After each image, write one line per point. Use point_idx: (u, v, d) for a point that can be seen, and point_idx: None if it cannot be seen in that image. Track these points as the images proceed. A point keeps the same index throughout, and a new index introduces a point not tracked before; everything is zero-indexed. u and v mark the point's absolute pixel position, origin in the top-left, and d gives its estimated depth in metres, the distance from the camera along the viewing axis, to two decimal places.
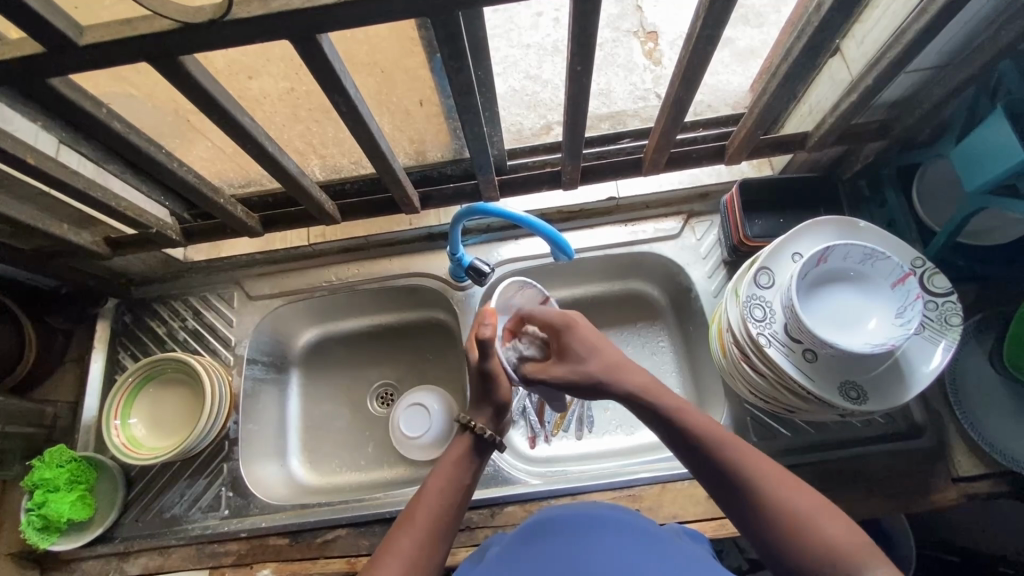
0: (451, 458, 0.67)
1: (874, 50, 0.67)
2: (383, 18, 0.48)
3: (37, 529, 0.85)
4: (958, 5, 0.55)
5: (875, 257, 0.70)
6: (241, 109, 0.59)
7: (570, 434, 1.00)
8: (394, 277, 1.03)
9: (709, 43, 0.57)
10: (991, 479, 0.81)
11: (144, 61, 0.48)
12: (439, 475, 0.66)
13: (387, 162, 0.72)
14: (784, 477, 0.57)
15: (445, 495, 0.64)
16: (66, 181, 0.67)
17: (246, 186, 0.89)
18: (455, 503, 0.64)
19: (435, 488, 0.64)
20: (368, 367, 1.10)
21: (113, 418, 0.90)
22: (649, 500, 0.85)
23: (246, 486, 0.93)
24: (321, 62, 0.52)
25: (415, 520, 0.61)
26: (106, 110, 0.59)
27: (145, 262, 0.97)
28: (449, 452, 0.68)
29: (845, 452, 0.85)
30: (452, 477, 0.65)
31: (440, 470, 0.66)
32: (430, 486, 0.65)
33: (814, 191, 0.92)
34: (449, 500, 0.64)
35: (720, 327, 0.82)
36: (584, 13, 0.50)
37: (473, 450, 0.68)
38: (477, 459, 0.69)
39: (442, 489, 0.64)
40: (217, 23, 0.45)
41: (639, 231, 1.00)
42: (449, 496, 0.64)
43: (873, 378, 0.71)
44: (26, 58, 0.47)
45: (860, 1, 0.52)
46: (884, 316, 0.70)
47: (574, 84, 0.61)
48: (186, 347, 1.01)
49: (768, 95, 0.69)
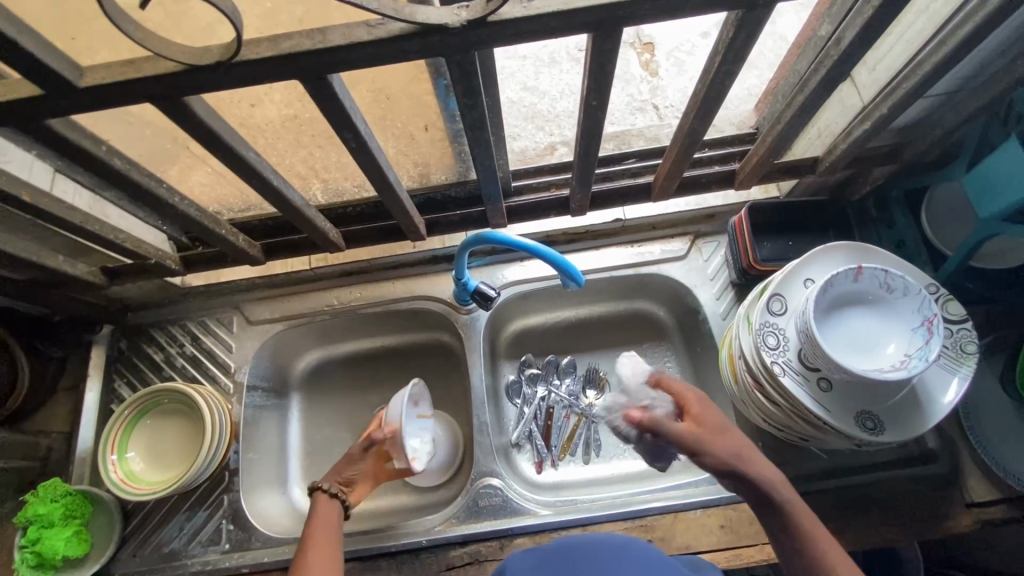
0: (325, 515, 0.78)
1: (887, 78, 0.67)
2: (396, 59, 0.46)
3: (31, 567, 0.82)
4: (978, 39, 0.54)
5: (906, 283, 0.68)
6: (246, 145, 0.57)
7: (577, 458, 0.98)
8: (397, 301, 1.01)
9: (727, 76, 0.55)
10: (1005, 505, 0.80)
11: (147, 103, 0.47)
12: (321, 517, 0.77)
13: (394, 193, 0.70)
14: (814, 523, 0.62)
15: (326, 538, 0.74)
16: (62, 216, 0.65)
17: (246, 211, 0.85)
18: (333, 542, 0.73)
19: (320, 533, 0.74)
20: (371, 391, 1.08)
21: (109, 453, 0.87)
22: (661, 530, 0.83)
23: (248, 520, 0.91)
24: (330, 100, 0.50)
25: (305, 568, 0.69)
26: (107, 146, 0.56)
27: (142, 288, 0.95)
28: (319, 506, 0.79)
29: (858, 479, 0.84)
30: (328, 523, 0.76)
31: (321, 519, 0.77)
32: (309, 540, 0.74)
33: (823, 213, 0.91)
34: (337, 535, 0.75)
35: (731, 352, 0.82)
36: (602, 52, 0.49)
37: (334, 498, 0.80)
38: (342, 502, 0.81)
39: (326, 512, 0.78)
40: (224, 64, 0.43)
41: (646, 252, 0.99)
42: (327, 541, 0.73)
43: (889, 408, 0.70)
44: (24, 101, 0.45)
45: (882, 35, 0.51)
46: (904, 341, 0.68)
47: (587, 117, 0.59)
48: (184, 374, 0.99)
49: (782, 124, 0.67)
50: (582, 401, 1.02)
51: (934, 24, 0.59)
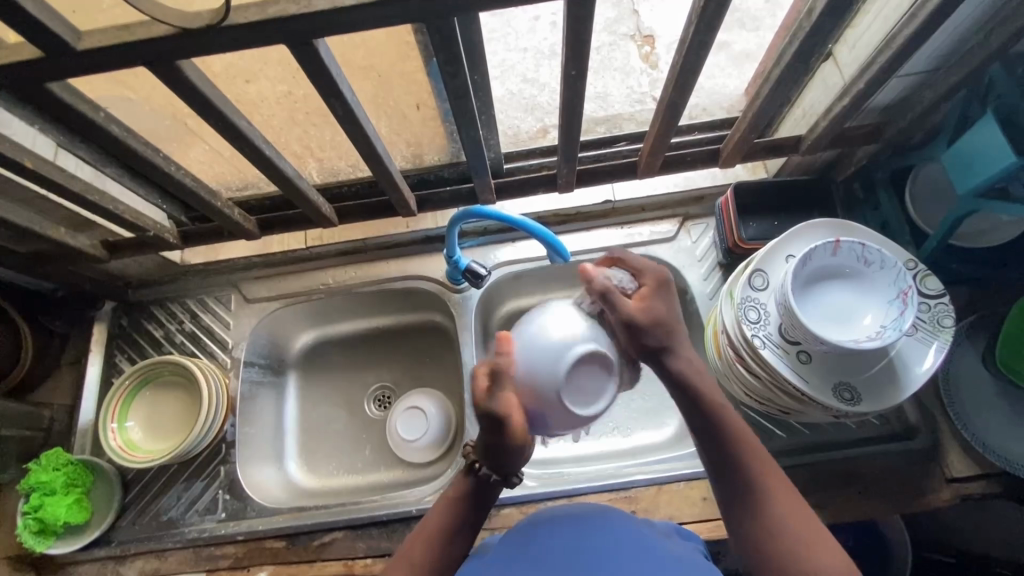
0: (450, 503, 0.66)
1: (866, 55, 0.68)
2: (377, 25, 0.48)
3: (34, 532, 0.86)
4: (946, 10, 0.55)
5: (882, 257, 0.70)
6: (238, 113, 0.59)
7: (567, 436, 1.00)
8: (391, 280, 1.03)
9: (702, 47, 0.57)
10: (985, 480, 0.82)
11: (142, 67, 0.49)
12: (443, 508, 0.66)
13: (384, 167, 0.72)
14: (786, 487, 0.60)
15: (436, 540, 0.64)
16: (63, 184, 0.67)
17: (242, 190, 0.91)
18: (450, 541, 0.64)
19: (433, 527, 0.65)
20: (365, 370, 1.10)
21: (109, 421, 0.90)
22: (646, 502, 0.85)
23: (243, 489, 0.93)
24: (316, 67, 0.52)
25: (414, 556, 0.63)
26: (106, 114, 0.59)
27: (142, 264, 0.97)
28: (450, 492, 0.67)
29: (839, 454, 0.85)
30: (446, 519, 0.65)
31: (436, 516, 0.66)
32: (429, 517, 0.66)
33: (807, 196, 0.93)
34: (441, 547, 0.63)
35: (715, 328, 0.83)
36: (577, 19, 0.51)
37: (473, 491, 0.67)
38: (477, 499, 0.67)
39: (439, 515, 0.65)
40: (214, 28, 0.45)
41: (636, 234, 1.00)
42: (443, 536, 0.64)
43: (867, 380, 0.71)
44: (26, 63, 0.47)
45: (850, 5, 0.53)
46: (880, 313, 0.69)
47: (568, 89, 0.61)
48: (183, 350, 1.01)
49: (761, 100, 0.69)
50: None
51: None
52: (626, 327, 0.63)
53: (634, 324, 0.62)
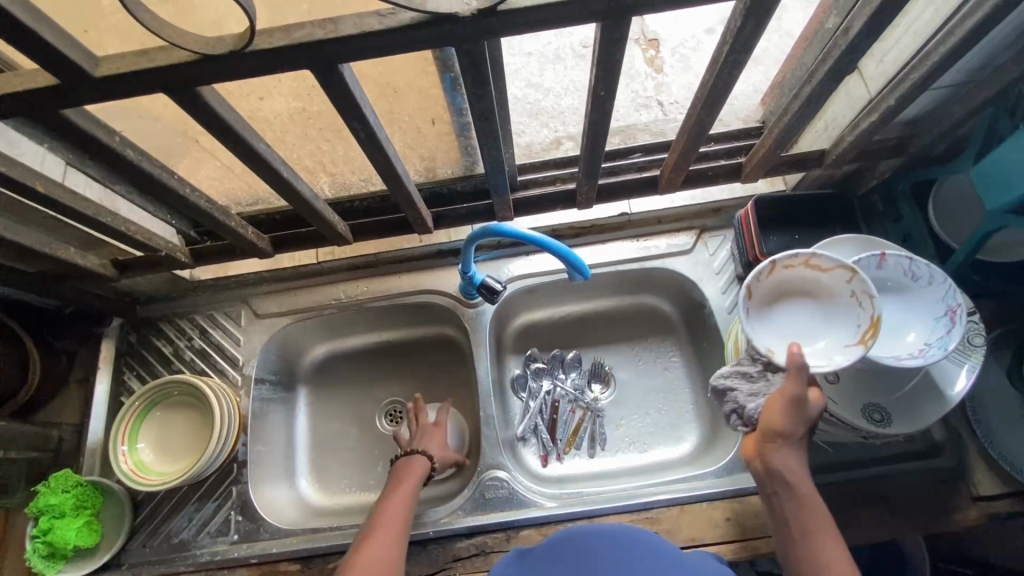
0: (408, 479, 0.83)
1: (894, 69, 0.67)
2: (405, 49, 0.46)
3: (43, 556, 0.84)
4: (986, 29, 0.54)
5: (931, 273, 0.68)
6: (257, 136, 0.57)
7: (582, 452, 0.99)
8: (404, 294, 1.02)
9: (735, 66, 0.55)
10: (1013, 499, 0.80)
11: (162, 93, 0.47)
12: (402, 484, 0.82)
13: (403, 187, 0.70)
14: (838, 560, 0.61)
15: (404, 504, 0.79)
16: (74, 207, 0.66)
17: (253, 205, 0.87)
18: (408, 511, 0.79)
19: (391, 509, 0.78)
20: (376, 386, 1.08)
21: (120, 443, 0.88)
22: (667, 522, 0.83)
23: (256, 510, 0.92)
24: (341, 91, 0.50)
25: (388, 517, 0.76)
26: (120, 137, 0.57)
27: (151, 281, 0.96)
28: (404, 473, 0.84)
29: (864, 473, 0.84)
30: (407, 489, 0.81)
31: (399, 494, 0.80)
32: (396, 491, 0.81)
33: (829, 207, 0.91)
34: (405, 517, 0.78)
35: (737, 344, 0.82)
36: (611, 41, 0.49)
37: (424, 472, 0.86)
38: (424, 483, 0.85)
39: (401, 494, 0.80)
40: (238, 54, 0.43)
41: (651, 247, 0.99)
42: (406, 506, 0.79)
43: (897, 401, 0.71)
44: (41, 90, 0.46)
45: (890, 24, 0.51)
46: (924, 330, 0.68)
47: (595, 108, 0.59)
48: (193, 367, 1.00)
49: (789, 117, 0.68)
50: (587, 395, 1.02)
51: (941, 14, 0.59)
52: (788, 400, 0.64)
53: (799, 399, 0.63)
